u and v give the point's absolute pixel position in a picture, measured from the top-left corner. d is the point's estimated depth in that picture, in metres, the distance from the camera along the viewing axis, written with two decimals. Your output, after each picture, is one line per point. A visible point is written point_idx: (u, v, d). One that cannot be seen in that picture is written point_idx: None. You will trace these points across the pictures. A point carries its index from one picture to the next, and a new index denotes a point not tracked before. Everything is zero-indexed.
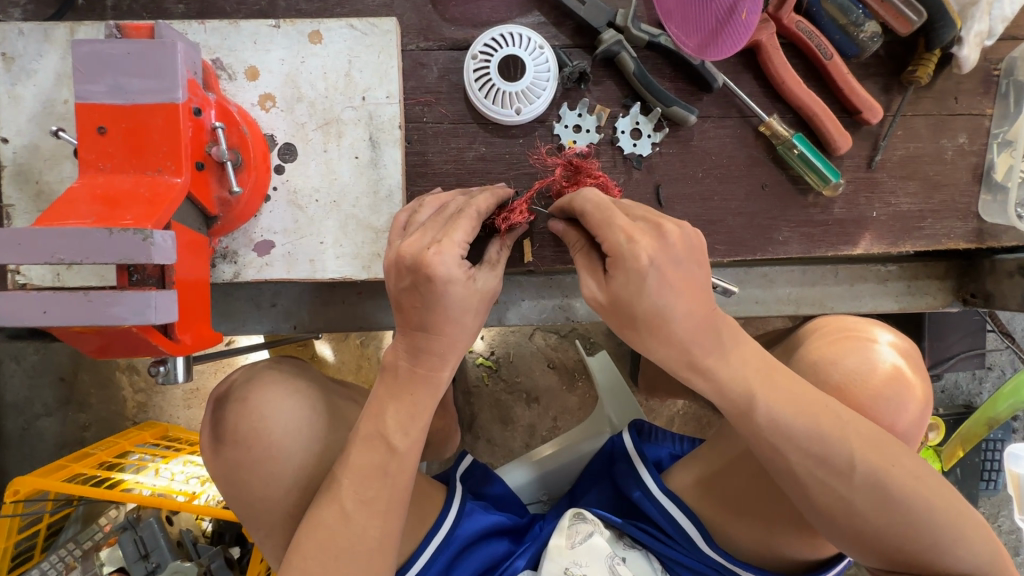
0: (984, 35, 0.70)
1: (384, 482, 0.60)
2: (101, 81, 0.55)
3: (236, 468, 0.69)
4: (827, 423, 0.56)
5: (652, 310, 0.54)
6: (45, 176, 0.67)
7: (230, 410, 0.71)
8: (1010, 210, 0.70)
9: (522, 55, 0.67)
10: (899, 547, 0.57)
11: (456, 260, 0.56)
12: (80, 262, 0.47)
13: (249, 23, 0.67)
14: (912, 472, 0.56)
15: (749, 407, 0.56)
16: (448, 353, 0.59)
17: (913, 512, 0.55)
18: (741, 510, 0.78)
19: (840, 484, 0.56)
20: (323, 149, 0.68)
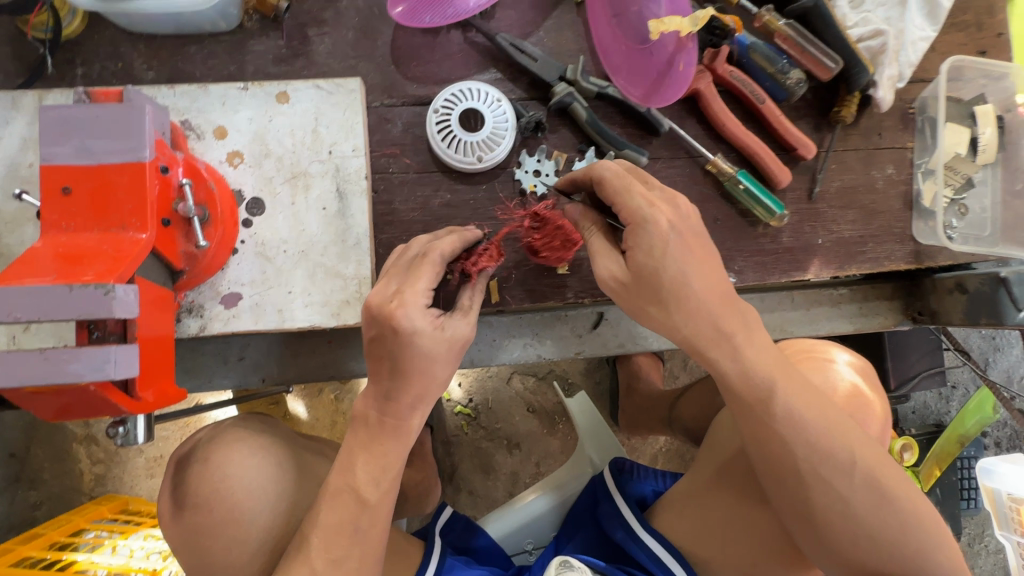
0: (895, 78, 0.78)
1: (354, 538, 0.58)
2: (67, 143, 0.56)
3: (200, 533, 0.65)
4: (817, 433, 0.55)
5: (684, 291, 0.54)
6: (6, 239, 0.66)
7: (197, 468, 0.68)
8: (940, 231, 0.76)
9: (481, 108, 0.72)
10: (891, 560, 0.56)
11: (420, 311, 0.56)
12: (37, 320, 0.47)
13: (217, 86, 0.70)
14: (898, 481, 0.57)
15: (768, 396, 0.55)
16: (419, 402, 0.59)
17: (892, 530, 0.56)
18: (725, 540, 0.78)
19: (836, 488, 0.56)
20: (290, 202, 0.70)
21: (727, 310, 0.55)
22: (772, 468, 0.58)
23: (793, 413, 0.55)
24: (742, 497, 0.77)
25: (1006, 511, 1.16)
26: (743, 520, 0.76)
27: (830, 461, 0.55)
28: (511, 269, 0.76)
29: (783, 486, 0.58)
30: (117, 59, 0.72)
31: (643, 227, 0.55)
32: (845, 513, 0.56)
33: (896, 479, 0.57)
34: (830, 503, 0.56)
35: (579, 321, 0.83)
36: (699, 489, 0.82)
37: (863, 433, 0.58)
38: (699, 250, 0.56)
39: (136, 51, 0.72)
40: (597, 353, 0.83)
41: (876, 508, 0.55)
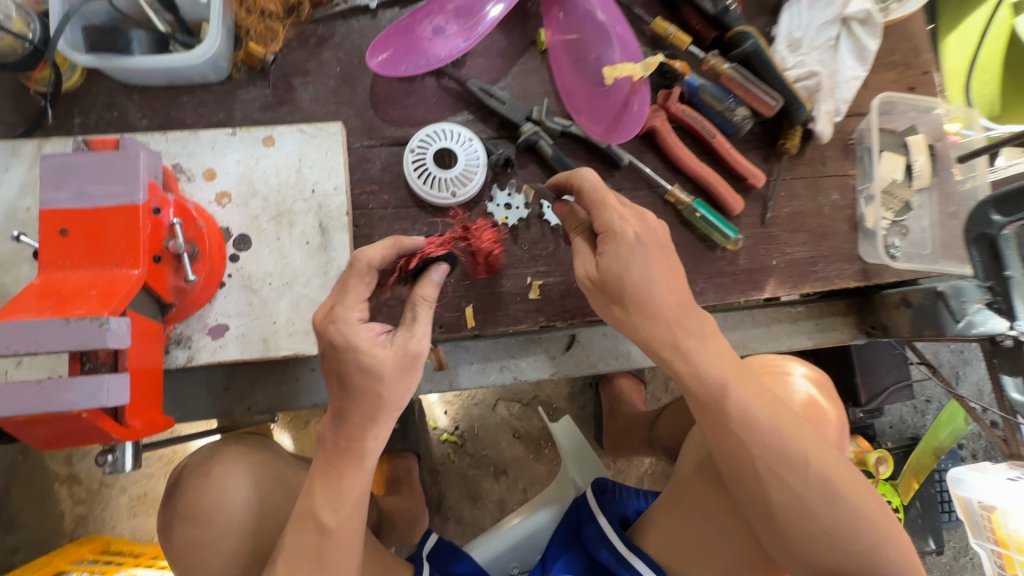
0: (832, 113, 0.86)
1: (320, 564, 0.59)
2: (65, 189, 0.60)
3: (189, 552, 0.67)
4: (775, 439, 0.59)
5: (647, 300, 0.60)
6: (2, 279, 0.70)
7: (188, 488, 0.70)
8: (881, 250, 0.83)
9: (453, 146, 0.79)
10: (844, 554, 0.59)
11: (353, 326, 0.58)
12: (35, 352, 0.50)
13: (207, 132, 0.75)
14: (854, 485, 0.60)
15: (721, 395, 0.60)
16: (369, 421, 0.59)
17: (847, 533, 0.59)
18: (701, 551, 0.80)
19: (790, 484, 0.59)
20: (276, 237, 0.74)
21: (680, 315, 0.61)
22: (736, 473, 0.61)
23: (752, 418, 0.59)
24: (715, 508, 0.79)
25: (977, 519, 1.19)
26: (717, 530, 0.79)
27: (789, 466, 0.59)
28: (486, 297, 0.80)
29: (747, 490, 0.61)
30: (112, 109, 0.77)
31: (612, 239, 0.61)
32: (805, 516, 0.59)
33: (852, 484, 0.60)
34: (789, 507, 0.59)
35: (551, 344, 0.87)
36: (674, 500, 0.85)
37: (822, 439, 0.62)
38: (662, 260, 0.62)
39: (131, 101, 0.77)
40: (570, 374, 0.87)
41: (832, 512, 0.59)
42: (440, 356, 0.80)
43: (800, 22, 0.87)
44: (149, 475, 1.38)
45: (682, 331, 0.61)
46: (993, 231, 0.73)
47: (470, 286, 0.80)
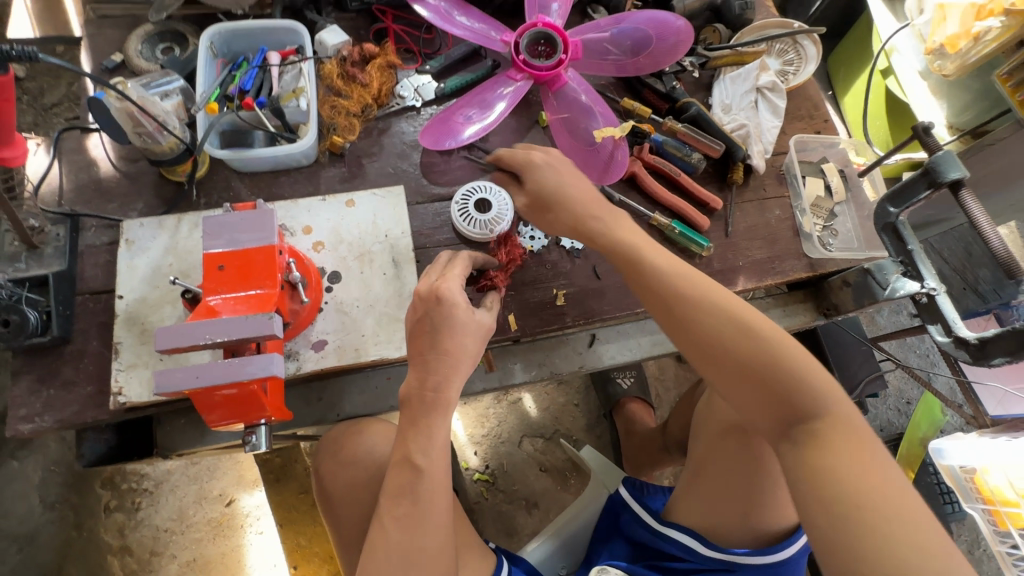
0: (762, 152, 1.16)
1: (413, 498, 0.73)
2: (221, 238, 0.82)
3: (336, 495, 0.89)
4: (694, 297, 0.79)
5: (565, 201, 0.91)
6: (149, 318, 0.89)
7: (342, 444, 0.90)
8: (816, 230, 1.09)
9: (489, 196, 1.03)
10: (766, 378, 0.73)
11: (457, 287, 0.79)
12: (224, 340, 0.70)
13: (304, 200, 1.00)
14: (769, 327, 0.76)
15: (639, 258, 0.85)
16: (452, 372, 0.77)
17: (769, 369, 0.73)
18: (712, 481, 1.00)
19: (708, 322, 0.77)
20: (360, 272, 0.97)
21: (594, 217, 0.90)
22: (674, 334, 0.80)
23: (671, 287, 0.81)
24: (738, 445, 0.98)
25: (965, 483, 1.34)
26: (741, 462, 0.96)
27: (706, 317, 0.78)
28: (524, 306, 1.02)
29: (686, 348, 0.79)
30: (229, 191, 1.01)
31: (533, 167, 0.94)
32: (731, 360, 0.75)
33: (764, 327, 0.76)
34: (715, 350, 0.76)
35: (577, 342, 1.08)
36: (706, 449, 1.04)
37: (743, 302, 0.78)
38: (575, 177, 0.94)
39: (243, 184, 1.02)
40: (595, 367, 1.07)
41: (750, 352, 0.74)
42: (489, 356, 1.01)
43: (728, 93, 1.20)
44: (197, 540, 1.54)
45: (598, 216, 0.90)
46: (892, 219, 0.99)
47: (510, 299, 1.02)
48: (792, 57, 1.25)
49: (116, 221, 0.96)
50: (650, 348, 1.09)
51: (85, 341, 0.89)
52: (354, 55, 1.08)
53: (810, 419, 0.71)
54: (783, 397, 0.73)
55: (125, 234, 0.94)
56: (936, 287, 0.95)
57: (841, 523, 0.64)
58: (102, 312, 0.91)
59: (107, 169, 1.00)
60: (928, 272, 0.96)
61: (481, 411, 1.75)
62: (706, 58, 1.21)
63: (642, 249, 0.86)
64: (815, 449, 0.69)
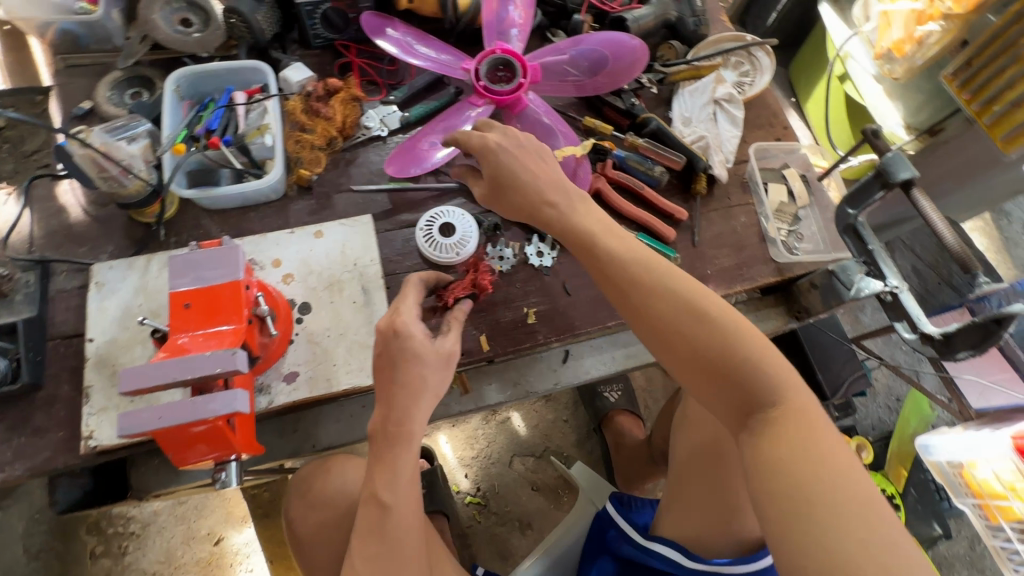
0: (723, 161, 1.18)
1: (382, 536, 0.73)
2: (187, 276, 0.83)
3: (307, 534, 0.91)
4: (657, 284, 0.78)
5: (520, 183, 0.88)
6: (120, 359, 0.90)
7: (311, 484, 0.94)
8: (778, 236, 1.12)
9: (454, 220, 1.06)
10: (719, 364, 0.74)
11: (412, 319, 0.79)
12: (187, 378, 0.70)
13: (273, 234, 1.01)
14: (726, 316, 0.76)
15: (593, 244, 0.84)
16: (415, 402, 0.76)
17: (725, 359, 0.74)
18: (690, 484, 1.01)
19: (664, 307, 0.77)
20: (330, 301, 0.98)
21: (550, 198, 0.88)
22: (635, 322, 0.80)
23: (632, 274, 0.80)
24: (709, 447, 1.00)
25: (954, 478, 1.34)
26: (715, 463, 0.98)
27: (666, 305, 0.77)
28: (496, 327, 1.02)
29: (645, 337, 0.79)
30: (199, 229, 1.03)
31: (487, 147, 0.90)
32: (686, 348, 0.75)
33: (722, 315, 0.76)
34: (675, 339, 0.76)
35: (551, 359, 1.09)
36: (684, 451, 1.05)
37: (701, 288, 0.78)
38: (534, 158, 0.90)
39: (212, 221, 1.03)
40: (570, 382, 1.08)
41: (707, 342, 0.74)
42: (463, 379, 1.01)
43: (688, 106, 1.23)
44: None
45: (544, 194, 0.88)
46: (852, 221, 1.01)
47: (481, 320, 1.02)
48: (748, 68, 1.28)
49: (87, 264, 0.97)
50: (624, 361, 1.10)
51: (56, 386, 0.90)
52: (319, 89, 1.10)
53: (763, 408, 0.73)
54: (736, 383, 0.74)
55: (96, 277, 0.95)
56: (898, 285, 0.96)
57: (781, 509, 0.66)
58: (74, 356, 0.92)
59: (78, 215, 1.01)
60: (890, 269, 0.98)
61: (470, 432, 1.75)
62: (664, 73, 1.25)
63: (606, 237, 0.84)
64: (765, 437, 0.70)
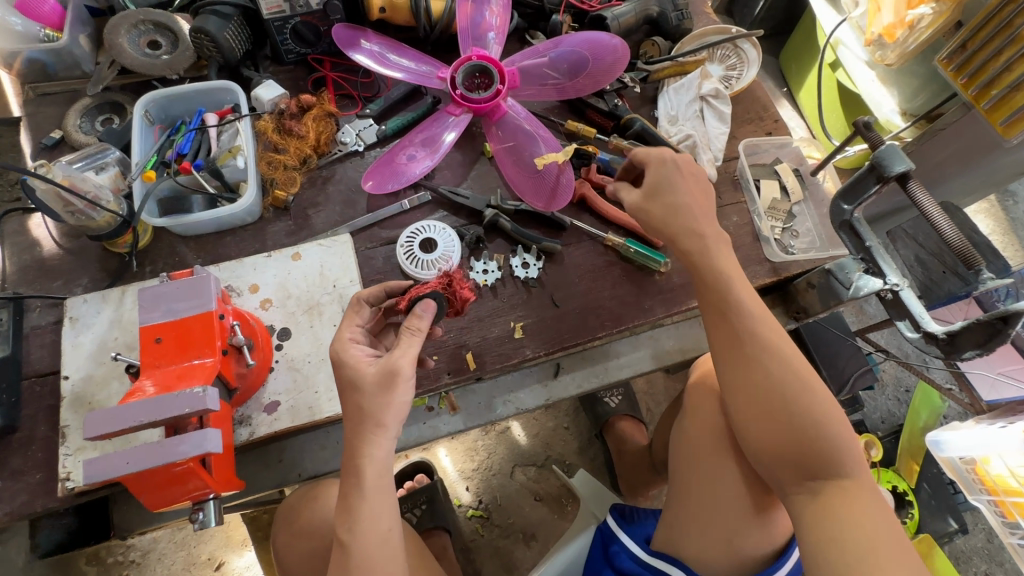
0: (711, 160, 1.14)
1: None
2: (157, 309, 0.81)
3: (290, 568, 0.90)
4: (762, 341, 0.81)
5: (677, 208, 0.88)
6: (96, 396, 0.87)
7: (299, 511, 0.90)
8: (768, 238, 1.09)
9: (435, 236, 1.03)
10: (809, 429, 0.77)
11: (346, 343, 0.78)
12: (154, 421, 0.67)
13: (249, 258, 0.98)
14: (824, 389, 0.79)
15: (714, 288, 0.84)
16: (361, 439, 0.73)
17: (815, 425, 0.77)
18: (697, 513, 0.96)
19: (768, 364, 0.79)
20: (310, 325, 0.95)
21: (694, 219, 0.87)
22: (729, 370, 0.82)
23: (744, 327, 0.82)
24: (717, 469, 0.94)
25: (967, 475, 1.30)
26: (726, 489, 0.93)
27: (774, 364, 0.79)
28: (481, 344, 0.99)
29: (740, 385, 0.81)
30: (174, 256, 1.00)
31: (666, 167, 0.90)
32: (782, 406, 0.78)
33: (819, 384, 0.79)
34: (771, 396, 0.78)
35: (542, 373, 1.06)
36: (685, 471, 0.99)
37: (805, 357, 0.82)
38: (693, 185, 0.90)
39: (188, 248, 1.01)
40: (562, 396, 1.05)
41: (806, 406, 0.77)
42: (451, 400, 0.99)
43: (673, 104, 1.19)
44: None
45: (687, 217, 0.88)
46: (847, 217, 0.97)
47: (466, 338, 0.99)
48: (734, 61, 1.25)
49: (60, 299, 0.95)
50: (617, 372, 1.07)
51: (32, 427, 0.88)
52: (292, 107, 1.08)
53: (838, 476, 0.77)
54: (820, 450, 0.76)
55: (69, 311, 0.92)
56: (898, 282, 0.91)
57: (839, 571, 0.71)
58: (50, 394, 0.90)
59: (50, 248, 0.99)
60: (888, 267, 0.93)
61: (470, 444, 1.72)
62: (648, 71, 1.20)
63: (729, 282, 0.84)
64: (837, 504, 0.75)
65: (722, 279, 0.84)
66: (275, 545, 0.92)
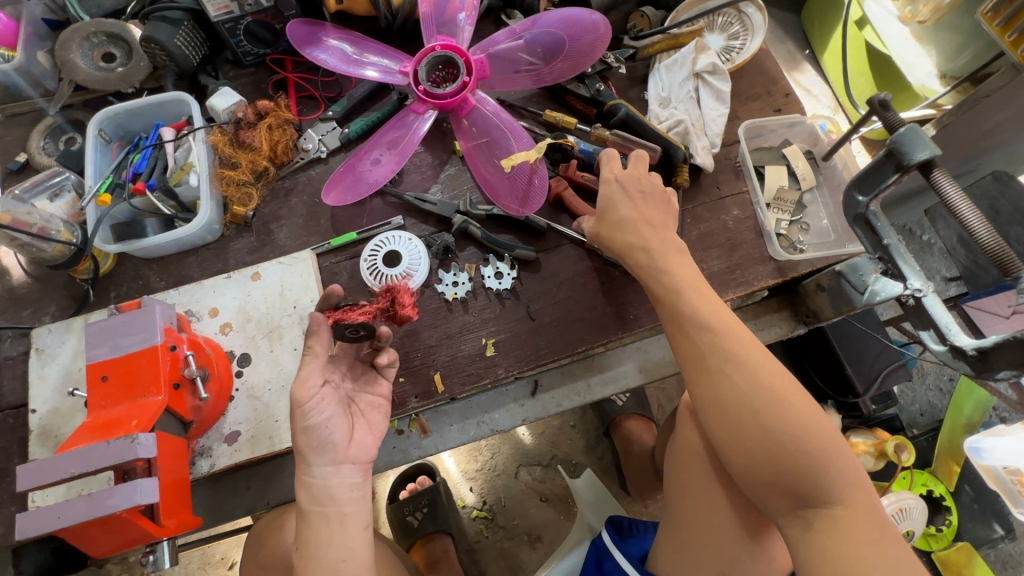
0: (708, 147, 1.01)
1: None
2: (103, 345, 0.78)
3: None
4: (730, 355, 0.73)
5: (625, 230, 0.83)
6: (63, 429, 0.87)
7: (265, 540, 0.88)
8: (771, 237, 0.97)
9: (400, 249, 0.96)
10: (790, 453, 0.68)
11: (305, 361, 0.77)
12: (85, 472, 0.65)
13: (209, 280, 0.95)
14: (806, 406, 0.70)
15: (678, 301, 0.78)
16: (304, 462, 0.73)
17: (796, 448, 0.68)
18: (686, 542, 0.88)
19: (738, 383, 0.71)
20: (270, 350, 0.92)
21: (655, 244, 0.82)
22: (697, 388, 0.74)
23: (710, 342, 0.74)
24: (708, 498, 0.86)
25: (1010, 485, 1.19)
26: (718, 520, 0.85)
27: (743, 381, 0.71)
28: (450, 363, 0.94)
29: (709, 407, 0.73)
30: (138, 280, 0.98)
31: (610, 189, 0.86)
32: (756, 428, 0.69)
33: (796, 398, 0.71)
34: (743, 416, 0.70)
35: (519, 392, 1.02)
36: (674, 495, 0.91)
37: (782, 371, 0.73)
38: (652, 207, 0.86)
39: (151, 271, 0.98)
40: (541, 415, 1.01)
41: (784, 426, 0.69)
42: (422, 423, 0.97)
43: (664, 84, 1.06)
44: None
45: (642, 237, 0.83)
46: (862, 210, 0.83)
47: (435, 356, 0.94)
48: (737, 29, 1.10)
49: (29, 328, 0.95)
50: (602, 387, 1.01)
51: (7, 460, 0.88)
52: (248, 115, 1.01)
53: (829, 504, 0.68)
54: (804, 474, 0.68)
55: (36, 342, 0.92)
56: (921, 288, 0.78)
57: None
58: (22, 426, 0.90)
59: (19, 276, 0.98)
60: (910, 270, 0.79)
61: (473, 444, 1.68)
62: (635, 48, 1.07)
63: (689, 292, 0.78)
64: (830, 537, 0.67)
65: (682, 289, 0.77)
66: (246, 565, 0.91)
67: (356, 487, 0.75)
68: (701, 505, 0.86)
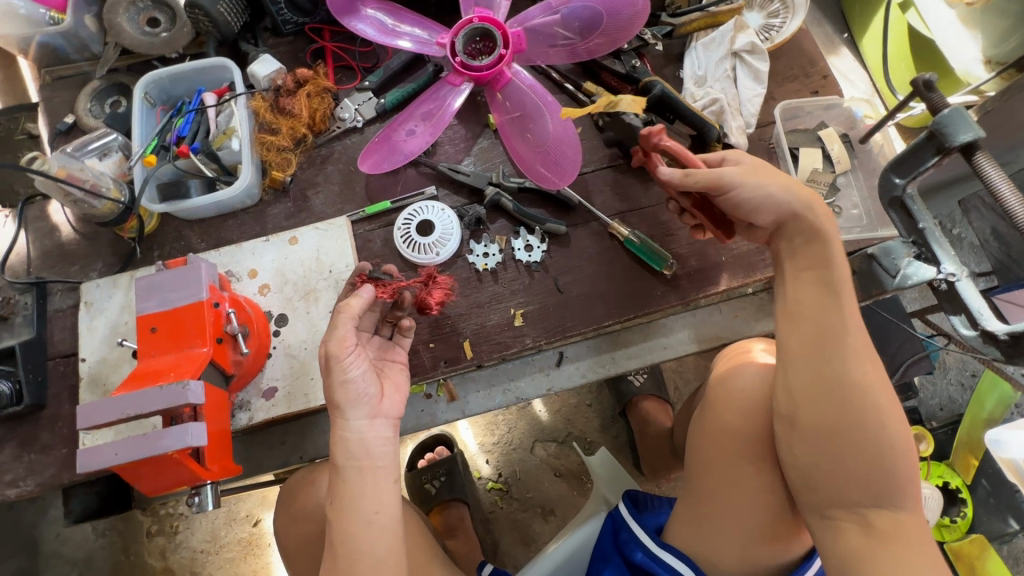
0: (743, 127, 1.02)
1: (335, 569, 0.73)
2: (152, 298, 0.81)
3: (292, 545, 0.93)
4: (849, 338, 0.71)
5: None
6: (111, 378, 0.92)
7: (297, 494, 0.92)
8: None
9: (433, 218, 0.98)
10: (880, 448, 0.68)
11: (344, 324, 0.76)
12: (139, 414, 0.70)
13: (248, 242, 0.98)
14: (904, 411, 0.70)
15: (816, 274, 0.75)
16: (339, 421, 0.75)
17: (888, 448, 0.68)
18: (712, 513, 0.89)
19: (849, 366, 0.70)
20: (306, 311, 0.96)
21: None
22: (804, 362, 0.72)
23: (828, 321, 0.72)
24: (748, 477, 0.85)
25: None
26: (753, 500, 0.85)
27: (855, 367, 0.69)
28: (479, 332, 0.96)
29: (811, 385, 0.71)
30: (180, 240, 1.01)
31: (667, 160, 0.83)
32: (857, 417, 0.68)
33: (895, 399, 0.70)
34: (847, 402, 0.69)
35: (544, 362, 1.04)
36: (704, 468, 0.91)
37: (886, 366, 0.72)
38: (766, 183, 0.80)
39: (193, 232, 1.02)
40: (565, 386, 1.04)
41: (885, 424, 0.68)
42: (450, 388, 1.01)
43: (701, 62, 1.06)
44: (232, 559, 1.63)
45: None
46: (898, 193, 0.83)
47: (464, 324, 0.96)
48: (777, 7, 1.09)
49: (78, 283, 0.99)
50: (625, 362, 1.03)
51: (58, 405, 0.93)
52: (287, 83, 1.03)
53: (897, 508, 0.69)
54: (885, 474, 0.68)
55: (85, 295, 0.96)
56: (954, 272, 0.79)
57: None
58: (72, 374, 0.95)
59: (68, 233, 1.02)
60: (945, 254, 0.80)
61: (490, 418, 1.72)
62: (672, 25, 1.06)
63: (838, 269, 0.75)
64: (888, 537, 0.68)
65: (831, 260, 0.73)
66: (277, 516, 0.95)
67: (388, 441, 0.78)
68: (736, 481, 0.86)
